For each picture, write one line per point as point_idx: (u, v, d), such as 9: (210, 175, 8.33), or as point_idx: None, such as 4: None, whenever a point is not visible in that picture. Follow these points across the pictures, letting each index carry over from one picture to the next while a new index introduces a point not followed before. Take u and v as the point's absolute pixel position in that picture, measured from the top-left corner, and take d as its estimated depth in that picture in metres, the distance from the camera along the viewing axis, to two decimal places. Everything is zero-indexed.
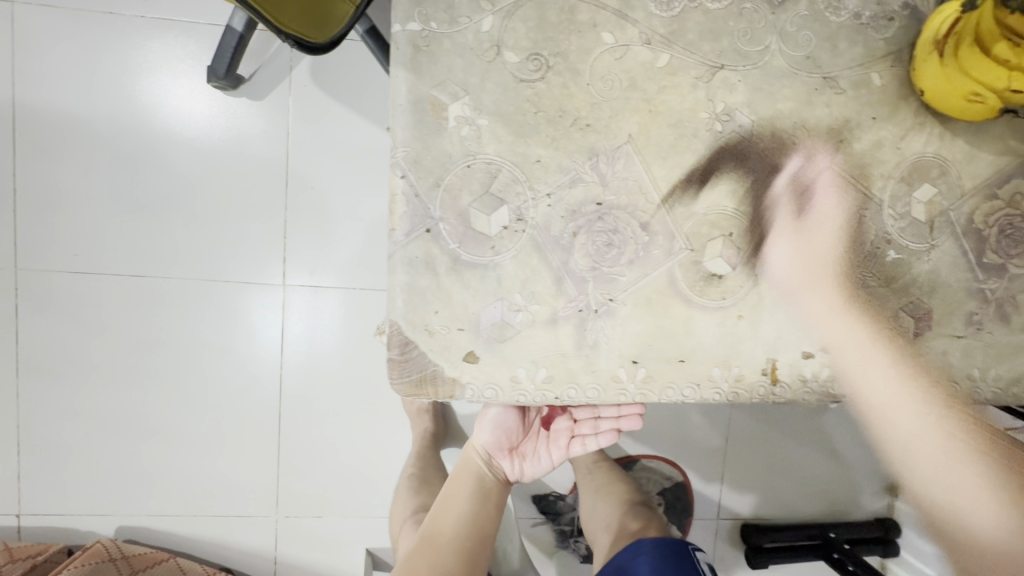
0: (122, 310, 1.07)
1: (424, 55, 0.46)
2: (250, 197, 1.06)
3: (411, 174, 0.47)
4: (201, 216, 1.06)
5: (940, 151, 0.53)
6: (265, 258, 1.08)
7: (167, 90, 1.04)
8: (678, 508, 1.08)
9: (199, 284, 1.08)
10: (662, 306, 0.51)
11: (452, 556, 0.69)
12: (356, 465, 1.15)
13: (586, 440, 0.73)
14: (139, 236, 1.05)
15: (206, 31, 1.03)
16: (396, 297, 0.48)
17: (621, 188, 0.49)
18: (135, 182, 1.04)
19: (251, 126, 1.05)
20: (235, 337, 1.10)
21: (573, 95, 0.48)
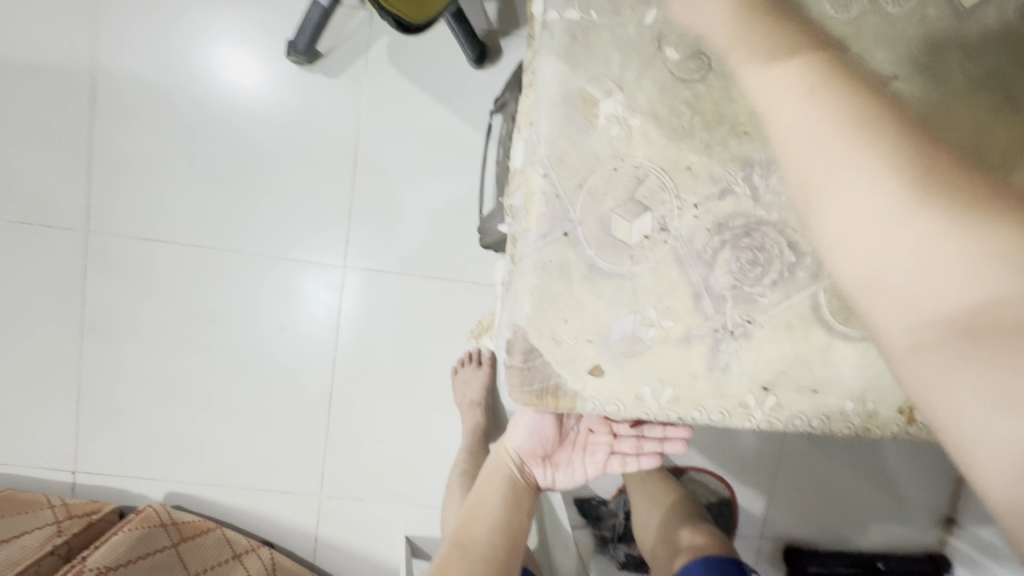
0: (187, 279, 1.07)
1: (580, 46, 0.43)
2: (319, 178, 1.05)
3: (554, 172, 0.44)
4: (269, 194, 1.05)
5: None
6: (328, 236, 1.07)
7: (241, 54, 1.02)
8: (719, 525, 1.04)
9: (263, 261, 1.07)
10: (802, 331, 0.47)
11: (484, 564, 0.66)
12: (403, 448, 1.15)
13: (628, 459, 0.71)
14: (206, 207, 1.05)
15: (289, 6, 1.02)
16: (523, 301, 0.46)
17: (773, 204, 0.46)
18: (205, 154, 1.03)
19: (324, 103, 1.03)
20: (293, 316, 1.09)
21: (734, 99, 0.44)
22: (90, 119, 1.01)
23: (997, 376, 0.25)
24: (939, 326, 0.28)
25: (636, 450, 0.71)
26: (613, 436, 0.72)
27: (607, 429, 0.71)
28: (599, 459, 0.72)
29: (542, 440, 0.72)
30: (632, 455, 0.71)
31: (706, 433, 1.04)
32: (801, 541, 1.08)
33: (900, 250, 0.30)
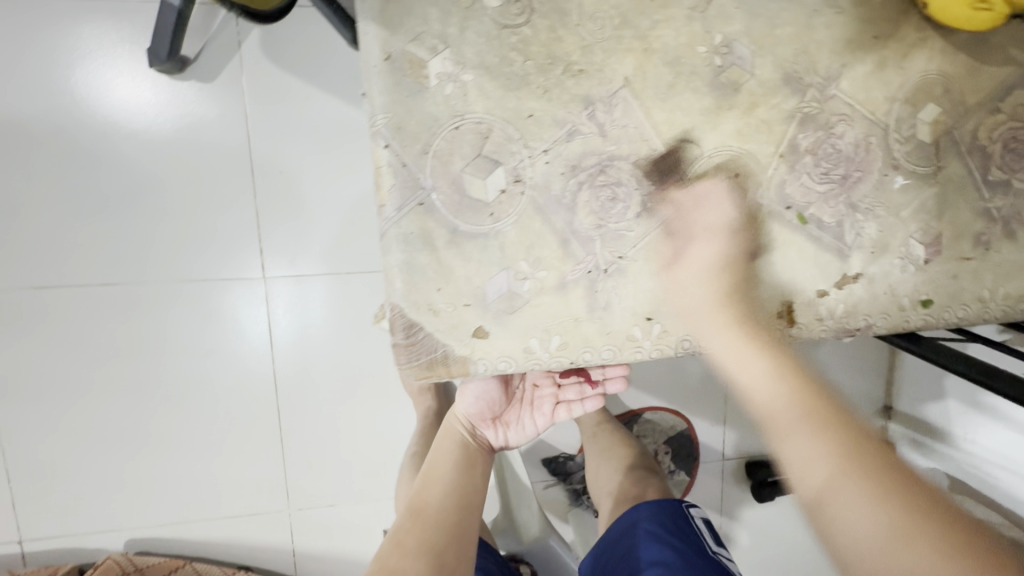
0: (90, 319, 0.95)
1: (394, 7, 0.42)
2: (217, 185, 0.94)
3: (395, 142, 0.43)
4: (166, 212, 0.94)
5: (943, 67, 0.51)
6: (239, 246, 0.97)
7: (106, 75, 0.88)
8: (683, 456, 1.09)
9: (178, 286, 0.97)
10: (672, 257, 0.49)
11: (440, 528, 0.62)
12: (368, 447, 1.10)
13: (573, 405, 0.74)
14: (93, 234, 0.92)
15: (139, 10, 0.87)
16: (393, 278, 0.45)
17: (621, 137, 0.46)
18: (78, 178, 0.90)
19: (206, 112, 0.92)
20: (224, 338, 1.00)
21: (562, 39, 0.44)
22: None
23: (862, 505, 0.35)
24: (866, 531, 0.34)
25: (581, 396, 0.74)
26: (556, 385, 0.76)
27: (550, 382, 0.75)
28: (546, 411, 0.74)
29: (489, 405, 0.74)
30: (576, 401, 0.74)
31: (651, 373, 1.06)
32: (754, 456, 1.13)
33: (807, 450, 0.38)
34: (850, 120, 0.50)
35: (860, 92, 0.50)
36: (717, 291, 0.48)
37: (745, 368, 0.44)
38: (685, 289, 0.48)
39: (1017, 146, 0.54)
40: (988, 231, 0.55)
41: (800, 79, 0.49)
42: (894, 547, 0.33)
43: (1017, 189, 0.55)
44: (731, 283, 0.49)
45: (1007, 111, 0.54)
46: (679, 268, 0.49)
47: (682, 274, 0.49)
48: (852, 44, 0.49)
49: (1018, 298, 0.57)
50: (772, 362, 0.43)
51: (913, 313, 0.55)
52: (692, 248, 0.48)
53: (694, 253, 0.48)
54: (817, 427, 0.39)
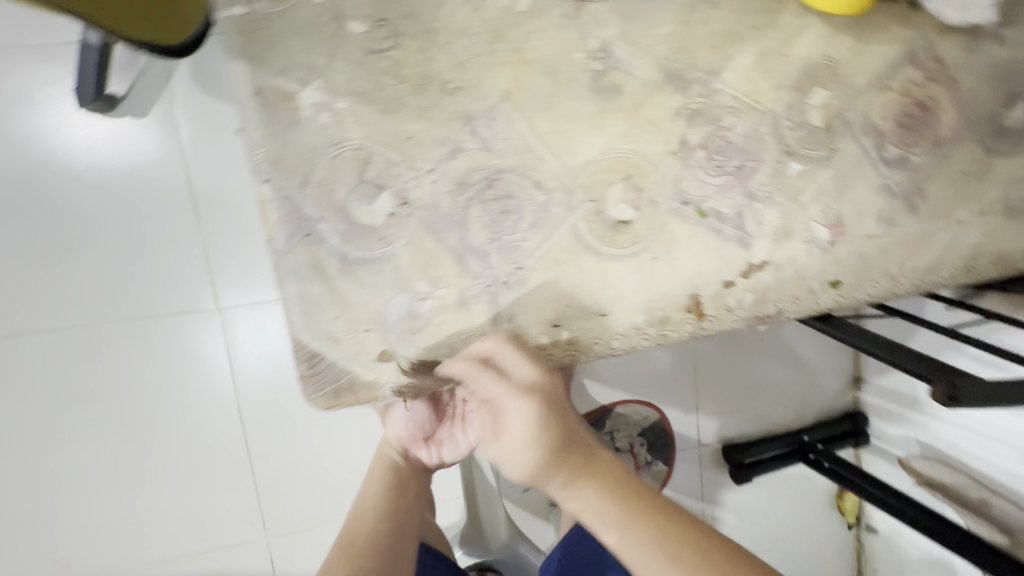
0: (12, 370, 0.78)
1: (257, 41, 0.41)
2: (148, 208, 0.79)
3: (274, 176, 0.43)
4: (88, 243, 0.78)
5: (827, 52, 0.52)
6: (187, 280, 0.82)
7: (47, 117, 0.74)
8: (659, 445, 1.04)
9: (117, 327, 0.81)
10: (572, 263, 0.49)
11: (373, 556, 0.58)
12: (352, 476, 0.96)
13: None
14: (6, 272, 0.76)
15: (58, 50, 0.73)
16: (290, 310, 0.45)
17: (506, 149, 0.46)
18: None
19: (149, 145, 0.79)
20: (176, 381, 0.84)
21: (434, 58, 0.44)
22: None
23: None
24: None
25: None
26: None
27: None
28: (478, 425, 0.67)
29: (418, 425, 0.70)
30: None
31: (618, 367, 1.02)
32: (733, 440, 1.10)
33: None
34: (738, 112, 0.51)
35: (745, 83, 0.50)
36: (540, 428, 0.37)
37: (596, 510, 0.37)
38: (511, 439, 0.37)
39: (910, 121, 0.55)
40: (889, 208, 0.56)
41: (682, 77, 0.49)
42: None
43: (914, 164, 0.56)
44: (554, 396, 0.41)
45: (897, 88, 0.54)
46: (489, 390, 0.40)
47: (500, 421, 0.38)
48: (731, 37, 0.49)
49: (926, 270, 0.58)
50: (617, 488, 0.38)
51: (823, 295, 0.56)
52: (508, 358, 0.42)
53: (510, 400, 0.38)
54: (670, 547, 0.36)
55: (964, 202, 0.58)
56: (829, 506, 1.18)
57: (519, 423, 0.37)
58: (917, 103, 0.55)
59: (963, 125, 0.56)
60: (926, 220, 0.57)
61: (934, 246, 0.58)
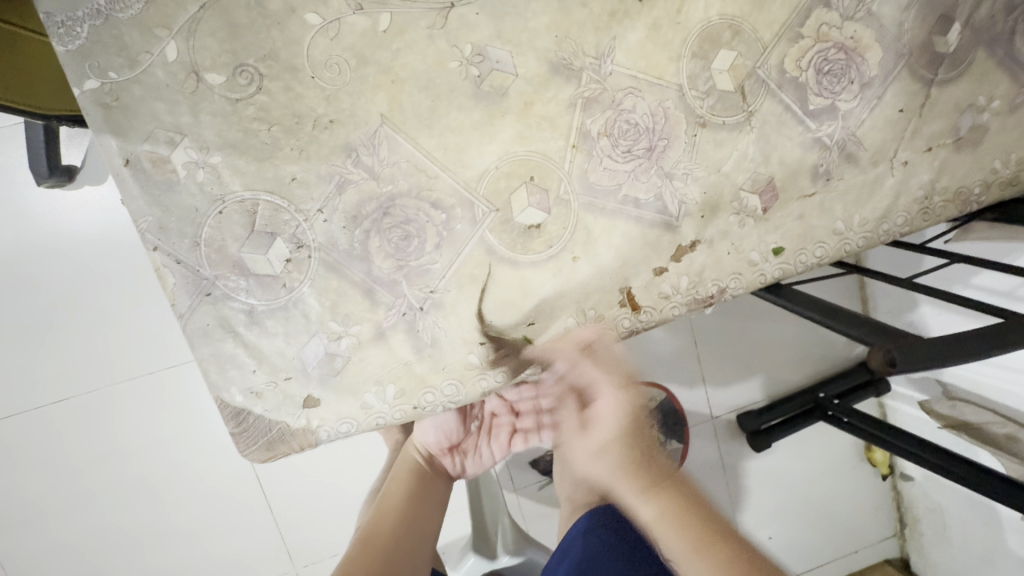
0: (53, 436, 0.89)
1: (118, 111, 0.41)
2: (136, 277, 0.90)
3: (163, 243, 0.43)
4: (95, 320, 0.89)
5: (726, 10, 0.48)
6: (179, 332, 0.92)
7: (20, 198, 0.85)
8: (670, 426, 1.01)
9: (125, 387, 0.91)
10: (488, 277, 0.47)
11: (395, 558, 0.56)
12: (360, 498, 0.99)
13: (529, 434, 0.73)
14: (39, 350, 0.88)
15: (11, 134, 0.84)
16: (206, 371, 0.45)
17: (396, 174, 0.45)
18: (12, 301, 0.86)
19: (114, 211, 0.88)
20: (184, 425, 0.93)
21: (302, 95, 0.43)
22: None
23: None
24: None
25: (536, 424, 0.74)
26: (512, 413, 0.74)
27: (508, 411, 0.73)
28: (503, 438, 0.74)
29: (448, 434, 0.68)
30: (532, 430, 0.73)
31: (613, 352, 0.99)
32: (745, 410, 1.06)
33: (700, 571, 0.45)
34: (638, 92, 0.48)
35: (640, 60, 0.48)
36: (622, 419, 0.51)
37: (655, 516, 0.48)
38: (609, 416, 0.52)
39: (832, 67, 0.51)
40: (825, 162, 0.52)
41: (570, 66, 0.47)
42: None
43: (844, 111, 0.52)
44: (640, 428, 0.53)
45: (812, 34, 0.50)
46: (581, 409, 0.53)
47: (609, 429, 0.52)
48: (616, 14, 0.47)
49: (877, 220, 0.54)
50: (660, 488, 0.49)
51: (767, 265, 0.53)
52: (606, 386, 0.53)
53: (602, 398, 0.52)
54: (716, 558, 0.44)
55: (907, 141, 0.54)
56: (859, 459, 1.13)
57: (610, 412, 0.52)
58: (837, 46, 0.51)
59: (894, 60, 0.52)
60: (869, 168, 0.53)
61: (881, 193, 0.54)
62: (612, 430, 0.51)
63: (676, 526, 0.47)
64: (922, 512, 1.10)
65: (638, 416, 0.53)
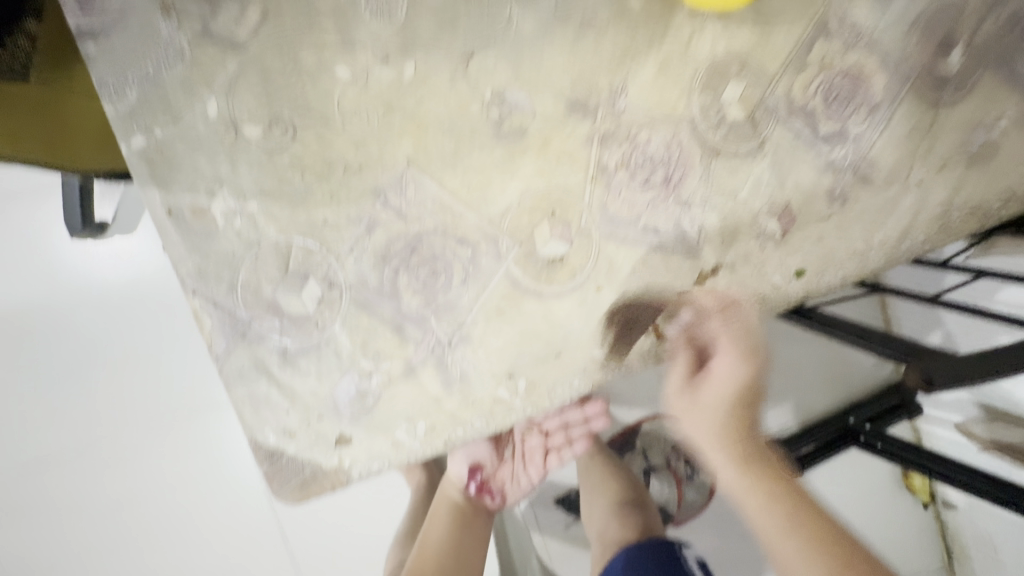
0: (82, 485, 0.90)
1: (162, 166, 0.43)
2: (165, 322, 0.92)
3: (202, 288, 0.44)
4: (124, 367, 0.91)
5: (732, 45, 0.51)
6: (204, 377, 0.93)
7: (55, 250, 0.89)
8: (698, 456, 1.00)
9: (152, 432, 0.91)
10: (515, 309, 0.48)
11: None
12: (382, 541, 0.96)
13: (563, 451, 0.71)
14: (71, 399, 0.90)
15: (49, 191, 0.89)
16: (242, 413, 0.46)
17: (422, 214, 0.46)
18: (45, 351, 0.89)
19: (144, 260, 0.91)
20: (209, 470, 0.93)
21: (333, 143, 0.45)
22: None
23: None
24: None
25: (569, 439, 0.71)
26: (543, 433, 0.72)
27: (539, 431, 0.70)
28: (538, 462, 0.71)
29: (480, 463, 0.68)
30: (566, 446, 0.71)
31: (635, 381, 0.98)
32: (775, 438, 1.03)
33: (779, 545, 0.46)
34: (652, 126, 0.50)
35: (652, 95, 0.50)
36: (745, 380, 0.51)
37: (740, 493, 0.50)
38: (697, 426, 0.52)
39: (839, 93, 0.53)
40: (840, 184, 0.53)
41: (585, 104, 0.49)
42: None
43: (855, 134, 0.53)
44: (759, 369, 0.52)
45: (817, 63, 0.52)
46: (698, 402, 0.52)
47: (709, 432, 0.51)
48: (627, 55, 0.49)
49: (897, 239, 0.55)
50: (751, 464, 0.50)
51: (790, 288, 0.53)
52: (724, 348, 0.51)
53: (719, 364, 0.51)
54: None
55: (920, 160, 0.54)
56: (897, 486, 1.09)
57: (725, 375, 0.51)
58: (841, 73, 0.53)
59: (899, 84, 0.54)
60: (884, 188, 0.54)
61: (899, 212, 0.54)
62: (714, 413, 0.51)
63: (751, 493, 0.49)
64: (969, 542, 1.04)
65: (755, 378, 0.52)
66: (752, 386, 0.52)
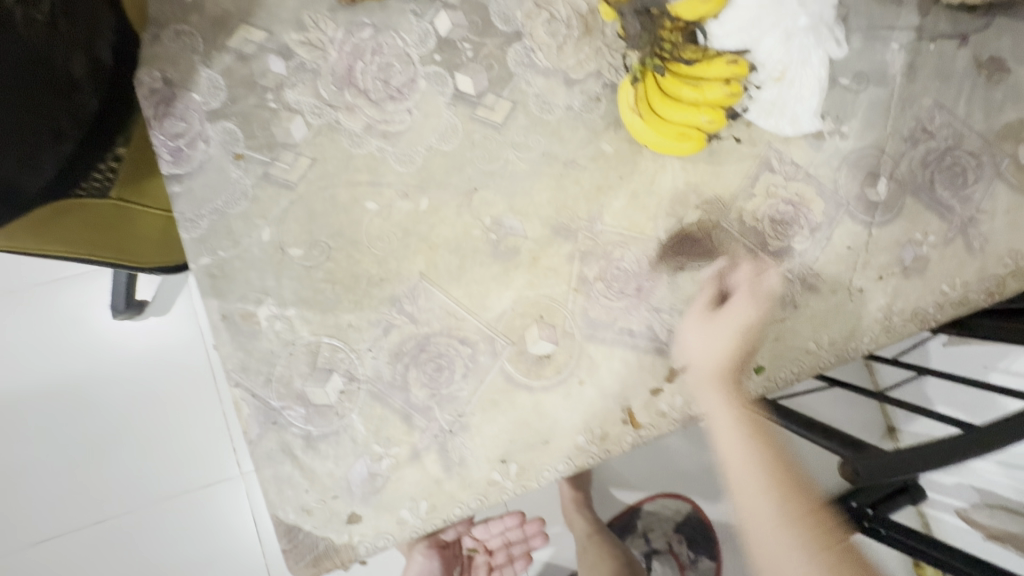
0: (94, 558, 0.93)
1: (222, 280, 0.53)
2: (186, 398, 0.99)
3: (244, 380, 0.53)
4: (147, 441, 0.97)
5: (691, 179, 0.62)
6: (218, 451, 0.99)
7: (95, 331, 0.99)
8: (699, 539, 1.00)
9: (164, 506, 0.96)
10: (508, 401, 0.56)
11: None
12: None
13: (503, 570, 0.91)
14: (91, 472, 0.95)
15: (98, 275, 1.00)
16: (268, 492, 0.52)
17: (431, 318, 0.55)
18: (78, 425, 0.96)
19: (173, 340, 1.01)
20: (212, 545, 0.96)
21: (360, 260, 0.55)
22: None
23: None
24: None
25: (509, 559, 0.92)
26: (489, 556, 0.91)
27: (484, 551, 0.91)
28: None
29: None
30: (506, 564, 0.91)
31: (635, 465, 1.01)
32: None
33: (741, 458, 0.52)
34: (624, 245, 0.60)
35: (624, 220, 0.60)
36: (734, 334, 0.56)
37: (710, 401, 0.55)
38: (699, 347, 0.57)
39: (783, 216, 0.63)
40: (790, 291, 0.62)
41: (568, 228, 0.59)
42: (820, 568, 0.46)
43: (801, 250, 0.63)
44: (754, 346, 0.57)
45: (763, 193, 0.63)
46: (710, 318, 0.58)
47: (708, 354, 0.57)
48: (602, 188, 0.60)
49: (846, 339, 0.62)
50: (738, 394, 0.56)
51: (751, 382, 0.60)
52: (741, 290, 0.59)
53: (735, 304, 0.58)
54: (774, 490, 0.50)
55: (860, 271, 0.63)
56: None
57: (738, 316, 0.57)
58: (784, 200, 0.63)
59: (835, 208, 0.64)
60: (830, 295, 0.62)
61: (846, 315, 0.62)
62: (721, 356, 0.56)
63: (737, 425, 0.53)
64: None
65: (752, 339, 0.57)
66: (750, 348, 0.57)
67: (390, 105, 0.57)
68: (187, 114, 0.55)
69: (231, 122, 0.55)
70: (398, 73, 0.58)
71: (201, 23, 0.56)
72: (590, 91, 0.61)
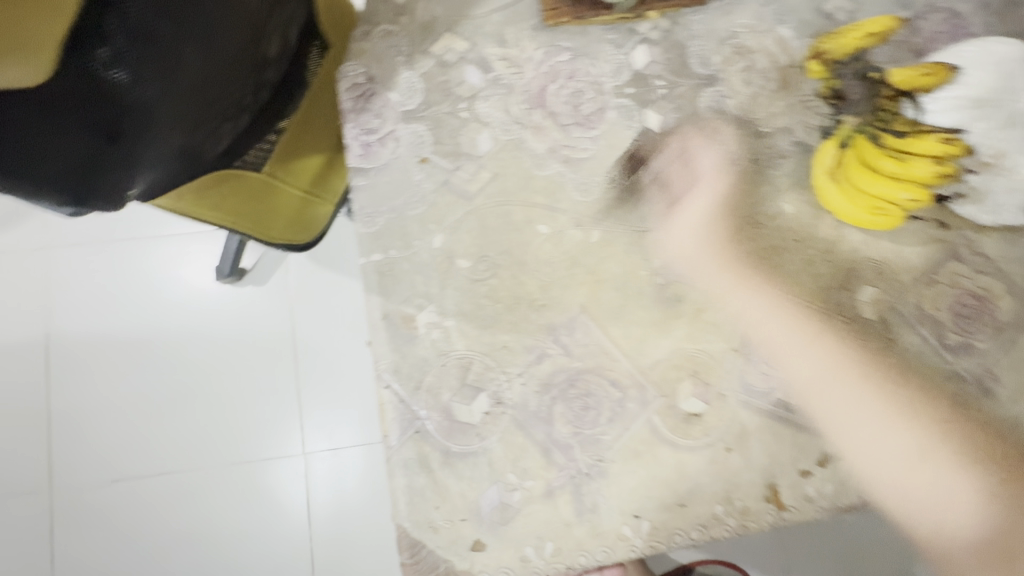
0: (157, 508, 0.95)
1: (389, 279, 0.53)
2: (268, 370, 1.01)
3: (394, 382, 0.52)
4: (223, 403, 0.99)
5: (870, 254, 0.58)
6: (287, 427, 1.00)
7: (198, 289, 1.02)
8: None
9: (229, 472, 0.98)
10: (650, 455, 0.53)
11: None
12: None
13: None
14: (171, 425, 0.98)
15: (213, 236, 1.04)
16: (399, 500, 0.51)
17: (585, 354, 0.54)
18: (165, 376, 0.99)
19: (266, 311, 1.03)
20: (266, 519, 0.97)
21: (524, 283, 0.54)
22: (46, 376, 0.97)
23: (924, 476, 0.47)
24: (888, 463, 0.48)
25: None
26: None
27: None
28: None
29: None
30: None
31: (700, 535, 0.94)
32: None
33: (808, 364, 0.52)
34: None
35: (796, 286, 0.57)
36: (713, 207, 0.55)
37: (746, 305, 0.54)
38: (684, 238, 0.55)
39: (965, 310, 0.58)
40: (964, 392, 0.57)
41: None
42: (914, 457, 0.48)
43: (981, 349, 0.58)
44: (738, 199, 0.56)
45: (946, 280, 0.58)
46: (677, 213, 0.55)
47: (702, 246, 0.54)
48: (777, 248, 0.57)
49: None
50: (750, 282, 0.54)
51: None
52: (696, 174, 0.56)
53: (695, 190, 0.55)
54: (853, 387, 0.51)
55: None
56: None
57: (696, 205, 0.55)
58: (968, 293, 0.58)
59: None
60: (1009, 404, 0.57)
61: None
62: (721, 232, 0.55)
63: (773, 321, 0.53)
64: None
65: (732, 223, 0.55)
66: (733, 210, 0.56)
67: (577, 131, 0.57)
68: (382, 112, 0.55)
69: (422, 125, 0.56)
70: (588, 101, 0.57)
71: (410, 26, 0.57)
72: (778, 147, 0.59)
